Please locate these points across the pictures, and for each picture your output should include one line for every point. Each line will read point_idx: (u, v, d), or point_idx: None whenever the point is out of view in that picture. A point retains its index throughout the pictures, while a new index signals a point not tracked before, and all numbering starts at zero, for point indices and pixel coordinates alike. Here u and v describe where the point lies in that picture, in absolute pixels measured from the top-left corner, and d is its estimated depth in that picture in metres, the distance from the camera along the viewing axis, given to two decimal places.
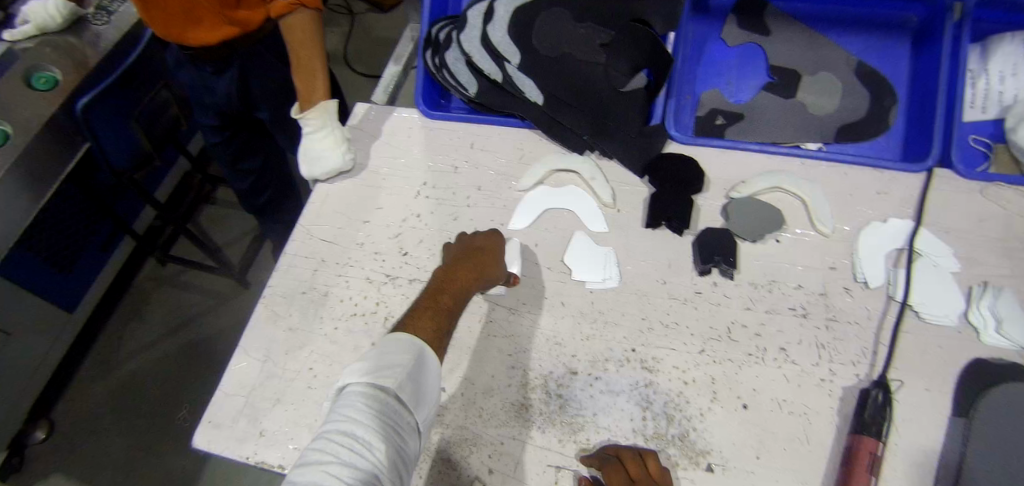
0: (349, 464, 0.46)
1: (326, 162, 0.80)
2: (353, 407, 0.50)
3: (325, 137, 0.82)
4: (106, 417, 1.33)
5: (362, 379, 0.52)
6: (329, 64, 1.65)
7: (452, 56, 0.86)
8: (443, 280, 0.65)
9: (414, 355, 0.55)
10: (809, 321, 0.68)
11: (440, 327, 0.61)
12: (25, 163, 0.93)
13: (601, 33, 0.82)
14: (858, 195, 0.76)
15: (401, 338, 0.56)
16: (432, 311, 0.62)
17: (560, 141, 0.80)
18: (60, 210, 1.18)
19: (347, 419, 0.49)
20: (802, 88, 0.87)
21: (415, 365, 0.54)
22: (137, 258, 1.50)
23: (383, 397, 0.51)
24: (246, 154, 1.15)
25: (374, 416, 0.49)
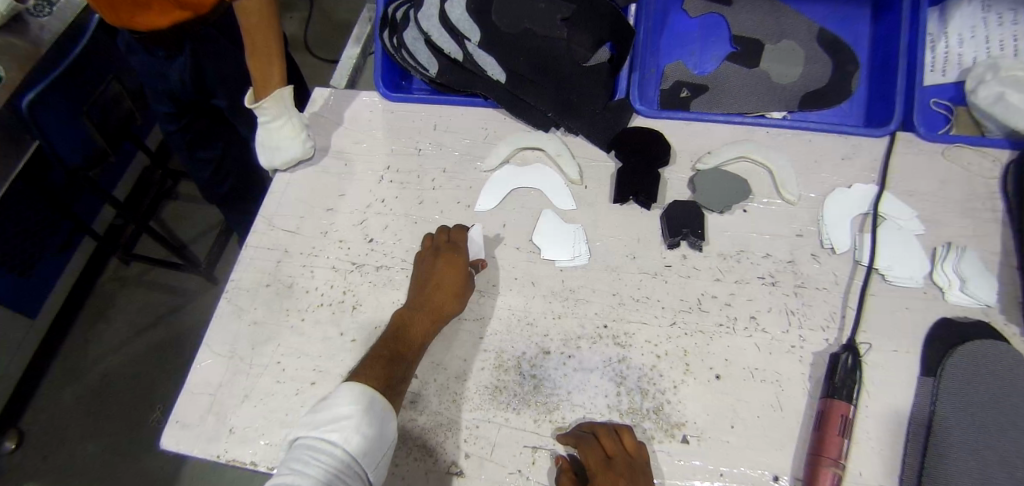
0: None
1: (288, 149, 0.77)
2: (302, 459, 0.52)
3: (283, 125, 0.79)
4: (76, 423, 1.29)
5: (315, 431, 0.54)
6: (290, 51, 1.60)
7: (410, 35, 0.82)
8: (400, 324, 0.64)
9: (365, 404, 0.56)
10: (778, 288, 0.69)
11: (392, 378, 0.60)
12: None
13: (564, 6, 0.80)
14: (823, 162, 0.76)
15: (354, 386, 0.57)
16: (385, 359, 0.61)
17: (525, 119, 0.79)
18: (14, 212, 1.13)
19: (293, 472, 0.51)
20: (765, 57, 0.87)
21: (365, 417, 0.55)
22: (98, 260, 1.45)
23: (330, 451, 0.52)
24: (203, 143, 1.11)
25: (318, 471, 0.51)
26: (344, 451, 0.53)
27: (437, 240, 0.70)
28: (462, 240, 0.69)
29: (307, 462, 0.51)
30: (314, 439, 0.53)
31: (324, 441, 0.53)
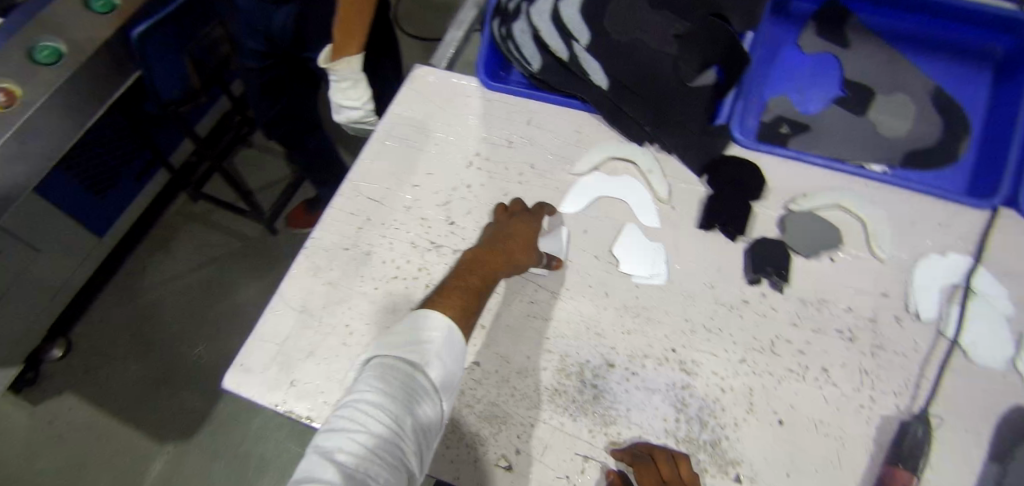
0: (363, 431, 0.50)
1: (360, 114, 1.01)
2: (379, 378, 0.54)
3: (355, 88, 0.97)
4: (124, 345, 1.42)
5: (391, 354, 0.56)
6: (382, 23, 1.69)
7: (520, 27, 0.83)
8: (474, 260, 0.66)
9: (439, 334, 0.58)
10: (855, 345, 0.67)
11: (468, 307, 0.61)
12: (74, 87, 0.80)
13: (679, 23, 0.77)
14: (919, 225, 0.73)
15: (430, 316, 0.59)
16: (460, 289, 0.62)
17: (621, 130, 0.78)
18: (102, 139, 1.24)
19: (371, 389, 0.53)
20: (874, 106, 0.84)
21: (439, 347, 0.57)
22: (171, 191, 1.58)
23: (403, 373, 0.54)
24: (273, 92, 1.15)
25: (392, 390, 0.53)
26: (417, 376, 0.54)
27: (516, 207, 0.72)
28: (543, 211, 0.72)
29: (384, 381, 0.54)
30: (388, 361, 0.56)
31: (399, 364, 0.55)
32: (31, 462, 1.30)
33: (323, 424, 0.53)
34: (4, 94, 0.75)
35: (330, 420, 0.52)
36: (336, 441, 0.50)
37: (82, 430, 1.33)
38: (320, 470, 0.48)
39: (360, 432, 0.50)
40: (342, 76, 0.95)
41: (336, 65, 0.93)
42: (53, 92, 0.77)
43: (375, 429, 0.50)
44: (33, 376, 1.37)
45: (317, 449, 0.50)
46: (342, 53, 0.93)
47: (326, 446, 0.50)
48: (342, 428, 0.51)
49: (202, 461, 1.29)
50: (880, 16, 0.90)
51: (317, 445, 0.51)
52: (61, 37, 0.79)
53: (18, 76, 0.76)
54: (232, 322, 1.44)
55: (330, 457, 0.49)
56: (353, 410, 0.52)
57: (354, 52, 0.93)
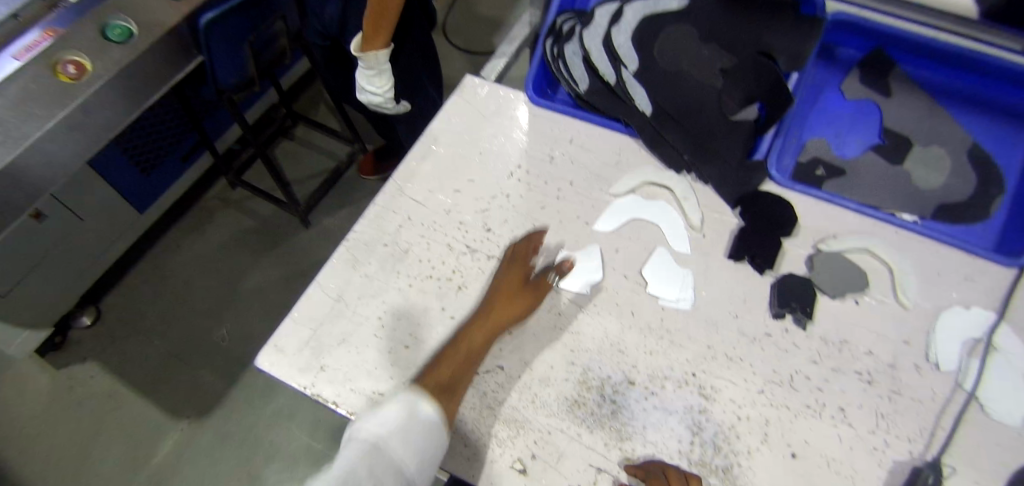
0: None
1: (379, 99, 1.17)
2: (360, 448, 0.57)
3: (379, 77, 1.11)
4: (150, 318, 1.48)
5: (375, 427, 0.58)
6: (433, 35, 1.85)
7: (571, 49, 0.87)
8: (468, 328, 0.69)
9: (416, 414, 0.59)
10: (873, 388, 0.67)
11: (457, 380, 0.65)
12: (138, 66, 0.83)
13: (726, 58, 0.81)
14: (945, 277, 0.74)
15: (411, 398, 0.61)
16: (449, 362, 0.66)
17: (661, 157, 0.80)
18: (156, 119, 1.38)
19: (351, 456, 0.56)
20: (910, 157, 0.86)
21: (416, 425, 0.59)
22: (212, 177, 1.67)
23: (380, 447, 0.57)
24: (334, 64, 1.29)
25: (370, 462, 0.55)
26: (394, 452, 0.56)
27: (512, 255, 0.74)
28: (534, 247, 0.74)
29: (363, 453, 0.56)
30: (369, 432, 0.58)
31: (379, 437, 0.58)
32: (52, 423, 1.35)
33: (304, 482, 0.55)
34: (74, 66, 0.78)
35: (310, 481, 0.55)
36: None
37: (103, 396, 1.38)
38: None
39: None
40: (371, 66, 1.09)
41: (364, 56, 1.06)
42: (121, 71, 0.80)
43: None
44: (61, 340, 1.43)
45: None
46: (369, 47, 1.05)
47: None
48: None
49: (214, 439, 1.32)
50: (922, 68, 0.91)
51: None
52: (132, 20, 0.82)
53: (89, 50, 0.79)
54: (257, 307, 1.48)
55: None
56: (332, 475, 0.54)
57: (380, 48, 1.05)
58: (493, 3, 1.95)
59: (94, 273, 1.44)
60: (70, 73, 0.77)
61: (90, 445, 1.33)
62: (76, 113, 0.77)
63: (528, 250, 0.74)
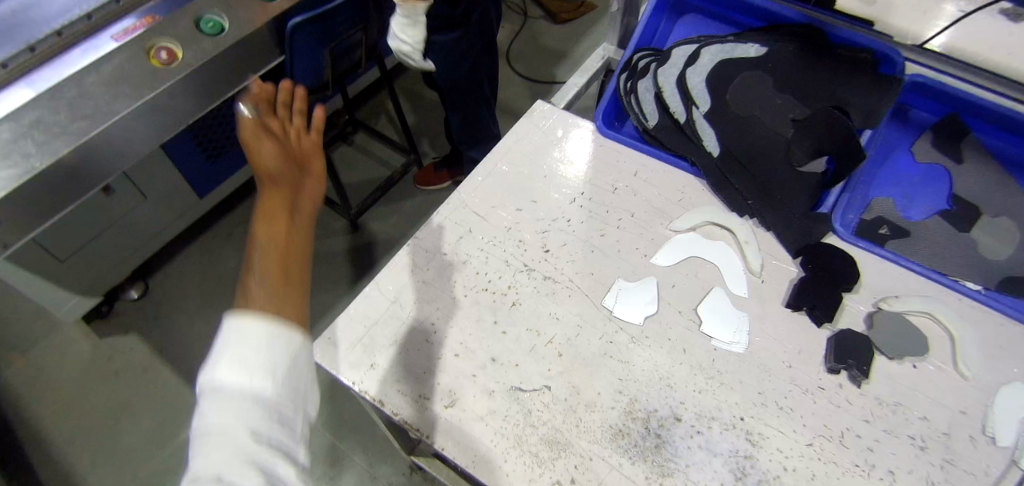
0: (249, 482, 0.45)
1: (408, 50, 1.17)
2: (225, 409, 0.48)
3: (413, 27, 1.12)
4: (193, 300, 1.53)
5: (223, 384, 0.50)
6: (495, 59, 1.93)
7: (645, 85, 0.91)
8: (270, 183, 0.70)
9: (276, 335, 0.54)
10: (925, 454, 0.64)
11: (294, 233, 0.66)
12: (227, 59, 0.81)
13: (798, 109, 0.84)
14: (1008, 350, 0.71)
15: (248, 316, 0.54)
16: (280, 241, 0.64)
17: (724, 198, 0.81)
18: (229, 110, 1.46)
19: (223, 426, 0.47)
20: (978, 225, 0.84)
21: (281, 346, 0.53)
22: None
23: (261, 388, 0.51)
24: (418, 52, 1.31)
25: (253, 412, 0.49)
26: (278, 385, 0.52)
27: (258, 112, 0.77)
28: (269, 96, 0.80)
29: (224, 412, 0.48)
30: (235, 384, 0.50)
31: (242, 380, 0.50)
32: (87, 391, 1.39)
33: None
34: (167, 52, 0.77)
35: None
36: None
37: (138, 372, 1.42)
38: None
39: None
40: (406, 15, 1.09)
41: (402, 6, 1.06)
42: (208, 62, 0.79)
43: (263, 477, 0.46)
44: (107, 309, 1.49)
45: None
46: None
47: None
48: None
49: None
50: (999, 138, 0.89)
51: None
52: (226, 16, 0.82)
53: (181, 37, 0.79)
54: None
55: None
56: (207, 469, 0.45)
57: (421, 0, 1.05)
58: (557, 36, 2.01)
59: (146, 251, 1.49)
60: (161, 59, 0.76)
61: (119, 417, 1.36)
62: (163, 97, 0.75)
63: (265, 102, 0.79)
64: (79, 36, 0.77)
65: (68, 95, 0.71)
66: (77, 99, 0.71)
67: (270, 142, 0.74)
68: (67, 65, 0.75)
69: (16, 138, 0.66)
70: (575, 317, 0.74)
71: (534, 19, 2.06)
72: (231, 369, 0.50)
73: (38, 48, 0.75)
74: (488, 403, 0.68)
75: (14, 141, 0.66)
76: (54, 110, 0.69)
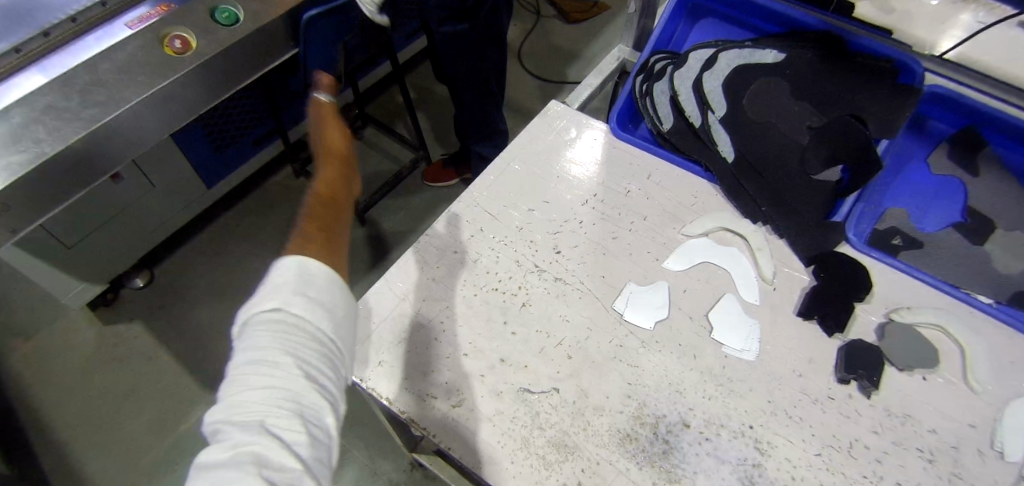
0: (265, 397, 0.49)
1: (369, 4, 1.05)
2: (259, 332, 0.53)
3: None
4: (198, 290, 1.53)
5: (258, 310, 0.55)
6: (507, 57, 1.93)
7: (660, 88, 0.91)
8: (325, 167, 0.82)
9: (305, 271, 0.58)
10: (934, 467, 0.64)
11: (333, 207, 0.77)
12: (242, 51, 0.81)
13: (815, 117, 0.83)
14: (1020, 365, 0.71)
15: (290, 256, 0.59)
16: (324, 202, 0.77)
17: (737, 204, 0.81)
18: (241, 101, 1.46)
19: (255, 348, 0.52)
20: (993, 239, 0.83)
21: (309, 278, 0.57)
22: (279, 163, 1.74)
23: (285, 316, 0.54)
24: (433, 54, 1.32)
25: (280, 338, 0.53)
26: (301, 314, 0.55)
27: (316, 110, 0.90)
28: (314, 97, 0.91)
29: (271, 335, 0.53)
30: (287, 310, 0.55)
31: (273, 308, 0.55)
32: (90, 377, 1.40)
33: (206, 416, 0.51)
34: (181, 42, 0.76)
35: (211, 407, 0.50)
36: (229, 412, 0.49)
37: (142, 359, 1.43)
38: (229, 442, 0.47)
39: (266, 405, 0.49)
40: None
41: None
42: (222, 52, 0.78)
43: (276, 397, 0.50)
44: (112, 297, 1.49)
45: (214, 424, 0.49)
46: None
47: (220, 430, 0.48)
48: (228, 401, 0.50)
49: None
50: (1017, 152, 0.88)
51: (212, 430, 0.49)
52: (241, 6, 0.82)
53: (196, 27, 0.78)
54: None
55: (234, 428, 0.48)
56: (234, 380, 0.51)
57: None
58: (569, 35, 2.00)
59: (153, 240, 1.49)
60: (176, 47, 0.76)
61: (122, 404, 1.36)
62: (177, 85, 0.75)
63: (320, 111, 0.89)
64: (93, 22, 0.77)
65: (81, 82, 0.70)
66: (89, 86, 0.70)
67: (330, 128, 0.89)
68: (80, 53, 0.74)
69: (28, 122, 0.66)
70: (586, 320, 0.74)
71: (546, 18, 2.05)
72: (289, 296, 0.55)
73: (52, 33, 0.75)
74: (496, 404, 0.68)
75: (27, 126, 0.66)
76: (65, 96, 0.69)
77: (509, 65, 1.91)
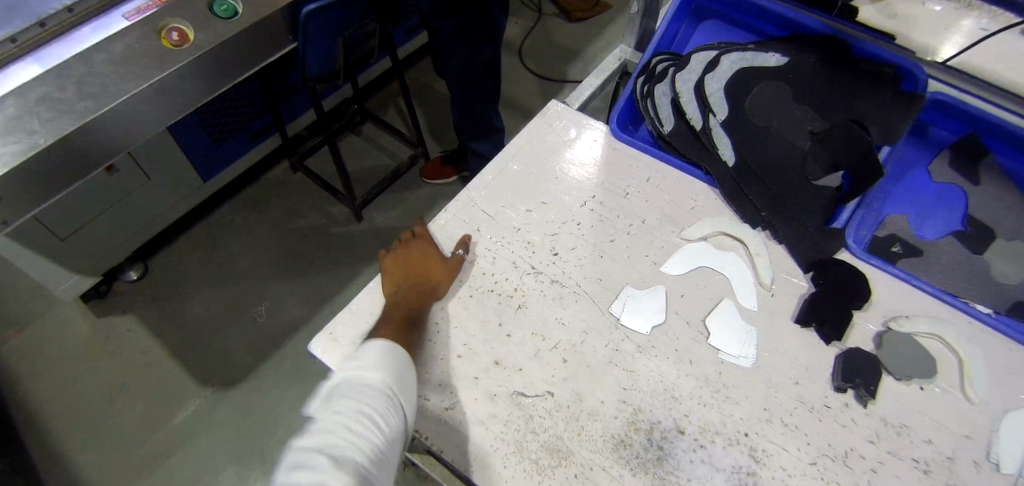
0: (356, 443, 0.57)
1: None
2: (358, 391, 0.61)
3: None
4: (193, 284, 1.51)
5: (361, 371, 0.64)
6: (508, 55, 1.91)
7: (662, 89, 0.91)
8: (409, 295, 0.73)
9: (399, 352, 0.65)
10: (929, 478, 0.63)
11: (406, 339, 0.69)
12: (240, 44, 0.80)
13: (817, 122, 0.82)
14: (1017, 376, 0.70)
15: (377, 339, 0.67)
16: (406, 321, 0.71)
17: (737, 208, 0.80)
18: (238, 94, 1.45)
19: (353, 401, 0.60)
20: (993, 248, 0.82)
21: (405, 359, 0.65)
22: (276, 157, 1.73)
23: (376, 383, 0.62)
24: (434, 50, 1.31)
25: (377, 397, 0.60)
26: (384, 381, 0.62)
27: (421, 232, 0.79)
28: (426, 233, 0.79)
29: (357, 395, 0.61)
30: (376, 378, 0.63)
31: (362, 376, 0.63)
32: (83, 370, 1.39)
33: (291, 443, 0.57)
34: (178, 34, 0.74)
35: (300, 437, 0.57)
36: (321, 442, 0.56)
37: (135, 353, 1.41)
38: (318, 466, 0.53)
39: (355, 449, 0.56)
40: None
41: None
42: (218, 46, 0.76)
43: (365, 446, 0.57)
44: (106, 289, 1.48)
45: (301, 450, 0.55)
46: None
47: (307, 455, 0.54)
48: (323, 434, 0.57)
49: (232, 414, 1.33)
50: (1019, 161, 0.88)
51: (297, 455, 0.55)
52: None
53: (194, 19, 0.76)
54: (296, 292, 1.50)
55: (326, 456, 0.54)
56: (331, 420, 0.58)
57: None
58: (571, 34, 1.99)
59: (148, 232, 1.48)
60: (172, 39, 0.74)
61: (115, 398, 1.35)
62: (172, 78, 0.74)
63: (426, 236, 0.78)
64: (90, 11, 0.72)
65: (76, 74, 0.68)
66: (86, 78, 0.68)
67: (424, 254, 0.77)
68: (77, 45, 0.71)
69: (21, 114, 0.64)
70: (582, 323, 0.73)
71: (548, 16, 2.04)
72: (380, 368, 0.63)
73: (48, 23, 0.70)
74: (490, 407, 0.67)
75: (19, 118, 0.64)
76: (61, 87, 0.67)
77: (510, 62, 1.90)
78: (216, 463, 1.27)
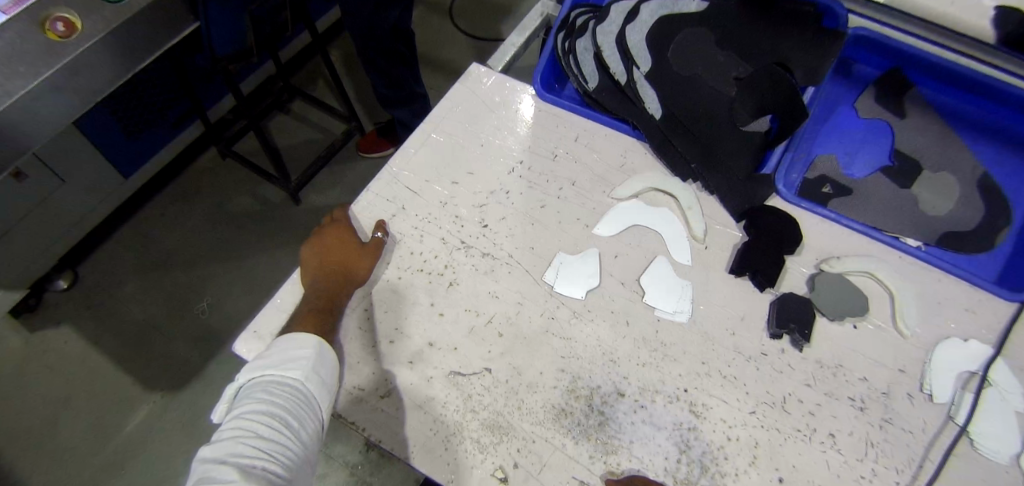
0: (265, 448, 0.55)
1: None
2: (267, 393, 0.59)
3: None
4: (129, 288, 1.43)
5: (270, 371, 0.61)
6: (439, 19, 1.84)
7: (582, 44, 0.86)
8: (324, 283, 0.69)
9: (315, 347, 0.62)
10: (865, 415, 0.64)
11: (325, 329, 0.66)
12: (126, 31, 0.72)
13: (741, 67, 0.80)
14: (946, 306, 0.71)
15: (292, 333, 0.63)
16: (318, 312, 0.66)
17: (667, 163, 0.79)
18: (148, 80, 1.35)
19: (261, 403, 0.58)
20: (919, 182, 0.83)
21: (319, 354, 0.62)
22: (201, 145, 1.63)
23: (289, 384, 0.60)
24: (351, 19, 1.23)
25: (287, 399, 0.59)
26: (295, 381, 0.60)
27: (340, 216, 0.75)
28: (348, 217, 0.75)
29: (267, 399, 0.58)
30: (287, 378, 0.60)
31: (273, 376, 0.61)
32: (21, 389, 1.31)
33: (195, 454, 0.54)
34: (64, 23, 0.66)
35: (206, 446, 0.55)
36: (227, 451, 0.53)
37: (75, 365, 1.34)
38: (222, 477, 0.50)
39: (265, 454, 0.54)
40: None
41: None
42: (113, 30, 0.68)
43: (276, 450, 0.55)
44: (36, 302, 1.39)
45: (207, 461, 0.53)
46: None
47: (211, 465, 0.52)
48: (229, 441, 0.54)
49: (185, 417, 1.29)
50: (940, 92, 0.89)
51: (202, 467, 0.52)
52: None
53: None
54: (239, 285, 1.44)
55: (232, 464, 0.52)
56: (239, 425, 0.56)
57: None
58: None
59: (72, 239, 1.38)
60: (58, 30, 0.66)
61: (57, 414, 1.28)
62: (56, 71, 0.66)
63: (341, 222, 0.74)
64: None
65: None
66: None
67: (336, 238, 0.73)
68: None
69: None
70: (516, 294, 0.71)
71: None
72: (292, 369, 0.60)
73: None
74: (427, 391, 0.65)
75: None
76: None
77: (442, 27, 1.82)
78: (174, 466, 1.23)
